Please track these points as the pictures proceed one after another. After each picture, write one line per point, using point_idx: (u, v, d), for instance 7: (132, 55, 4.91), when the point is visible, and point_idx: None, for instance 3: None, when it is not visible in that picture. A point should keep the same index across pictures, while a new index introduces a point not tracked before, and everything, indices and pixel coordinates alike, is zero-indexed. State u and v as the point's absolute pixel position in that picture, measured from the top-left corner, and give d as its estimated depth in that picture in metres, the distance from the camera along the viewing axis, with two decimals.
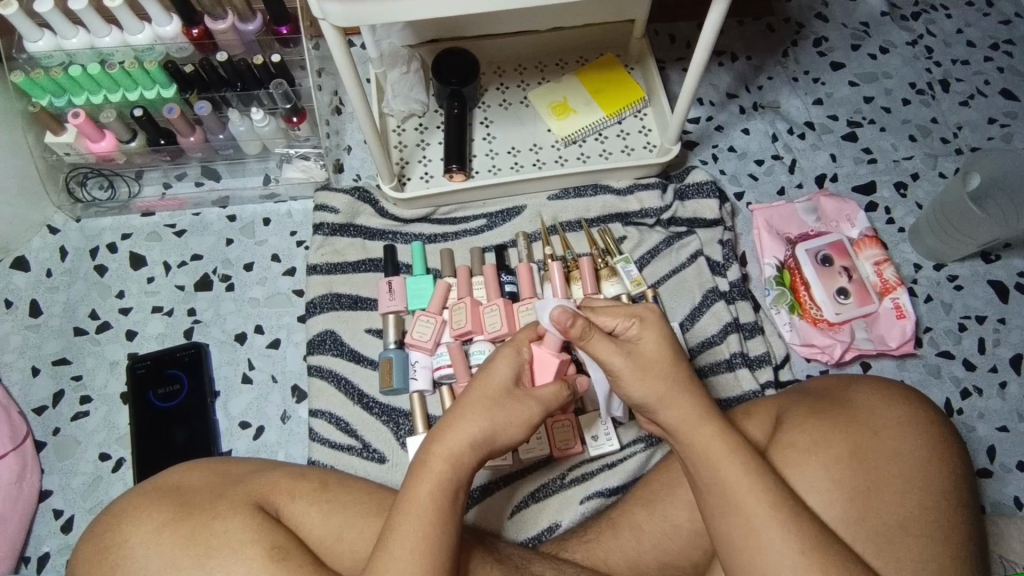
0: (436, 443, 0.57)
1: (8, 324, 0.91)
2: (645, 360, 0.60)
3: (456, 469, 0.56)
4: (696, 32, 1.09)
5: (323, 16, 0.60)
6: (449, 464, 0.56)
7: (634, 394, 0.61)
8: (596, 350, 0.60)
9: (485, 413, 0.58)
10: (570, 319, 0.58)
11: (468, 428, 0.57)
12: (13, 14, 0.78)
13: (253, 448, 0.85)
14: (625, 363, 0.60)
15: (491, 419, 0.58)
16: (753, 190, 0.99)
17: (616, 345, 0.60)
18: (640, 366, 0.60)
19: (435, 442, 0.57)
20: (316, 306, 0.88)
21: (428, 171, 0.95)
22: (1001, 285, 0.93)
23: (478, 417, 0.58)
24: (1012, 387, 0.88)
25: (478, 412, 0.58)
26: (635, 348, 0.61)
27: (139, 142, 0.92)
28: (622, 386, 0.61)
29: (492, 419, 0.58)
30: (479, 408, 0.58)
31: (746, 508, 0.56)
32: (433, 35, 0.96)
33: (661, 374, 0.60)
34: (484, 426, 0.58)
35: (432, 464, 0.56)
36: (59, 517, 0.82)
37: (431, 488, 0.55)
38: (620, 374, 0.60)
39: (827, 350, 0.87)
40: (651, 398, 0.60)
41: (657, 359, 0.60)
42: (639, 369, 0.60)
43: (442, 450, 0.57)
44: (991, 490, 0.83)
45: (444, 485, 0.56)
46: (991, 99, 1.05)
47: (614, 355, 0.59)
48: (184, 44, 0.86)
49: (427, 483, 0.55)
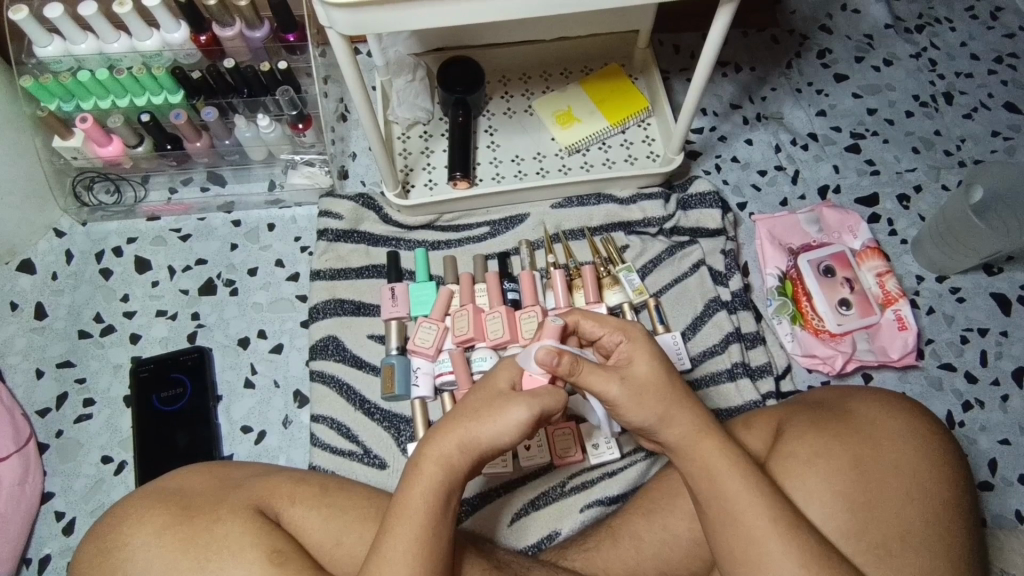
0: (430, 444, 0.57)
1: (13, 326, 0.91)
2: (639, 384, 0.59)
3: (448, 474, 0.56)
4: (699, 43, 1.10)
5: (329, 25, 0.61)
6: (443, 467, 0.56)
7: (636, 420, 0.59)
8: (588, 383, 0.58)
9: (478, 417, 0.56)
10: (556, 358, 0.56)
11: (458, 432, 0.56)
12: (24, 20, 0.79)
13: (254, 452, 0.85)
14: (621, 393, 0.58)
15: (482, 423, 0.56)
16: (755, 201, 1.00)
17: (609, 373, 0.58)
18: (633, 394, 0.58)
19: (429, 445, 0.56)
20: (319, 312, 0.89)
21: (432, 178, 0.96)
22: (1003, 298, 0.93)
23: (466, 420, 0.56)
24: (1014, 401, 0.88)
25: (469, 415, 0.57)
26: (627, 372, 0.59)
27: (146, 147, 0.93)
28: (619, 413, 0.59)
29: (478, 420, 0.56)
30: (471, 412, 0.57)
31: (746, 521, 0.56)
32: (438, 43, 0.96)
33: (660, 395, 0.59)
34: (474, 428, 0.56)
35: (425, 468, 0.56)
36: (61, 519, 0.82)
37: (425, 491, 0.55)
38: (616, 401, 0.58)
39: (828, 361, 0.87)
40: (653, 420, 0.59)
41: (650, 381, 0.59)
42: (635, 398, 0.58)
43: (435, 453, 0.56)
44: (992, 504, 0.83)
45: (440, 487, 0.55)
46: (995, 112, 1.06)
47: (608, 386, 0.58)
48: (192, 51, 0.86)
49: (420, 486, 0.55)
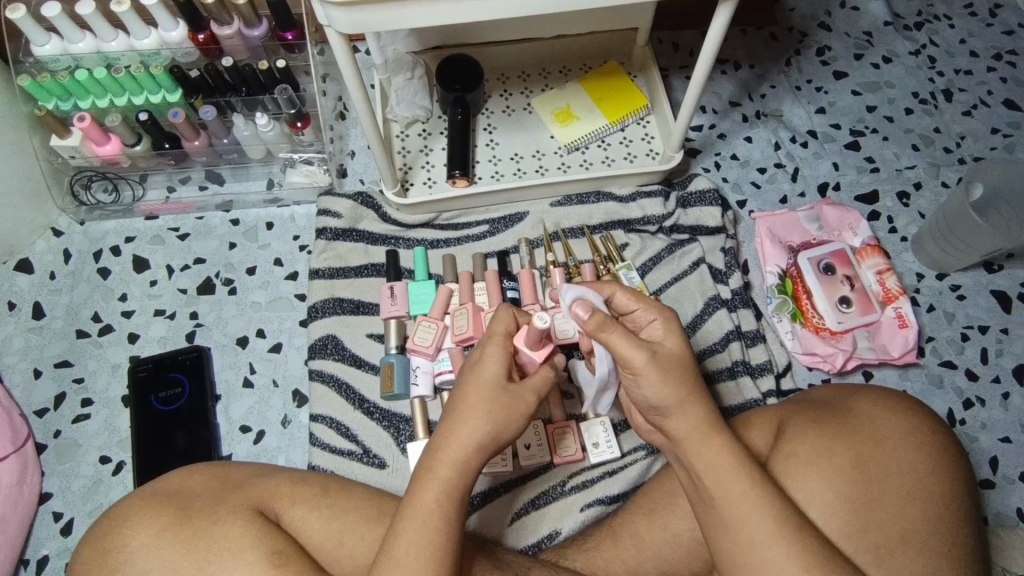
0: (443, 449, 0.56)
1: (11, 325, 0.91)
2: (667, 361, 0.58)
3: (463, 477, 0.56)
4: (698, 40, 1.10)
5: (327, 23, 0.61)
6: (458, 469, 0.56)
7: (651, 397, 0.58)
8: (617, 345, 0.57)
9: (492, 418, 0.57)
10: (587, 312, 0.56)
11: (475, 432, 0.56)
12: (21, 19, 0.79)
13: (253, 452, 0.85)
14: (649, 361, 0.57)
15: (497, 422, 0.57)
16: (755, 199, 0.99)
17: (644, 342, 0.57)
18: (663, 369, 0.57)
19: (442, 448, 0.56)
20: (318, 311, 0.88)
21: (431, 177, 0.95)
22: (1003, 295, 0.93)
23: (480, 421, 0.56)
24: (1015, 398, 0.88)
25: (481, 417, 0.56)
26: (660, 349, 0.59)
27: (144, 146, 0.92)
28: (641, 387, 0.58)
29: (495, 422, 0.57)
30: (484, 414, 0.57)
31: (749, 524, 0.56)
32: (437, 41, 0.96)
33: (682, 376, 0.58)
34: (490, 429, 0.57)
35: (440, 471, 0.55)
36: (59, 520, 0.82)
37: (440, 495, 0.55)
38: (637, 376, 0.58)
39: (829, 359, 0.87)
40: (670, 404, 0.58)
41: (676, 364, 0.59)
42: (663, 370, 0.57)
43: (450, 458, 0.56)
44: (993, 501, 0.83)
45: (454, 489, 0.55)
46: (994, 109, 1.05)
47: (638, 350, 0.57)
48: (190, 49, 0.86)
49: (435, 489, 0.55)
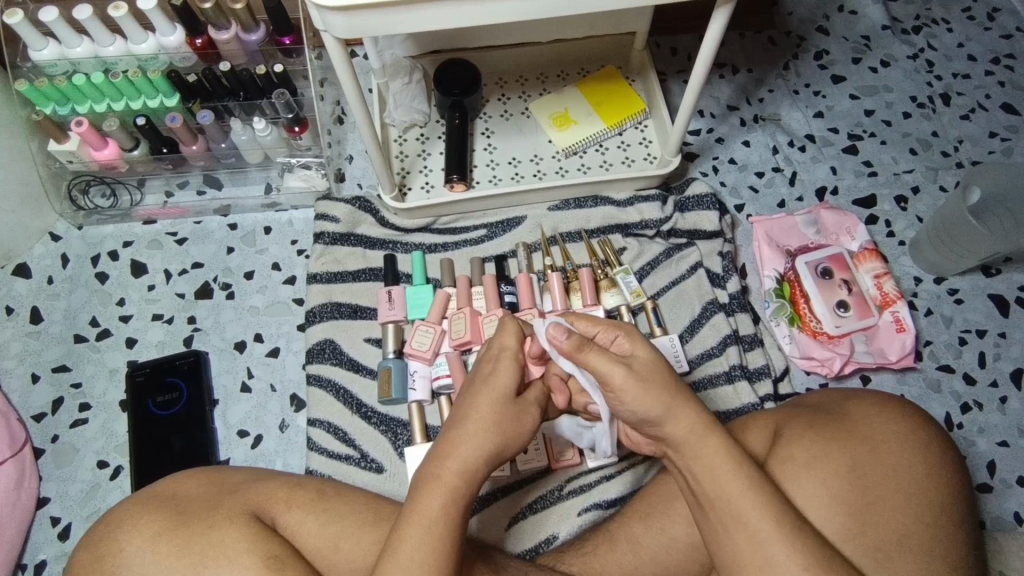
0: (448, 456, 0.56)
1: (9, 330, 0.91)
2: (644, 373, 0.58)
3: (468, 485, 0.56)
4: (696, 45, 1.10)
5: (324, 28, 0.61)
6: (463, 477, 0.56)
7: (639, 410, 0.58)
8: (593, 364, 0.58)
9: (498, 428, 0.58)
10: (564, 335, 0.59)
11: (485, 443, 0.57)
12: (18, 24, 0.79)
13: (251, 457, 0.85)
14: (625, 376, 0.57)
15: (504, 435, 0.58)
16: (753, 203, 0.99)
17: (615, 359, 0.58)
18: (641, 379, 0.58)
19: (445, 457, 0.56)
20: (315, 315, 0.88)
21: (429, 181, 0.95)
22: (1001, 299, 0.93)
23: (489, 432, 0.57)
24: (1012, 402, 0.88)
25: (488, 427, 0.57)
26: (631, 360, 0.59)
27: (142, 151, 0.93)
28: (623, 400, 0.58)
29: (504, 435, 0.58)
30: (493, 425, 0.57)
31: (751, 523, 0.56)
32: (434, 46, 0.96)
33: (665, 384, 0.58)
34: (496, 440, 0.57)
35: (446, 477, 0.55)
36: (57, 524, 0.82)
37: (443, 500, 0.55)
38: (620, 387, 0.58)
39: (827, 363, 0.87)
40: (660, 411, 0.58)
41: (655, 372, 0.59)
42: (640, 383, 0.57)
43: (456, 465, 0.56)
44: (991, 505, 0.83)
45: (456, 495, 0.55)
46: (992, 113, 1.05)
47: (613, 366, 0.58)
48: (188, 54, 0.86)
49: (438, 495, 0.55)
